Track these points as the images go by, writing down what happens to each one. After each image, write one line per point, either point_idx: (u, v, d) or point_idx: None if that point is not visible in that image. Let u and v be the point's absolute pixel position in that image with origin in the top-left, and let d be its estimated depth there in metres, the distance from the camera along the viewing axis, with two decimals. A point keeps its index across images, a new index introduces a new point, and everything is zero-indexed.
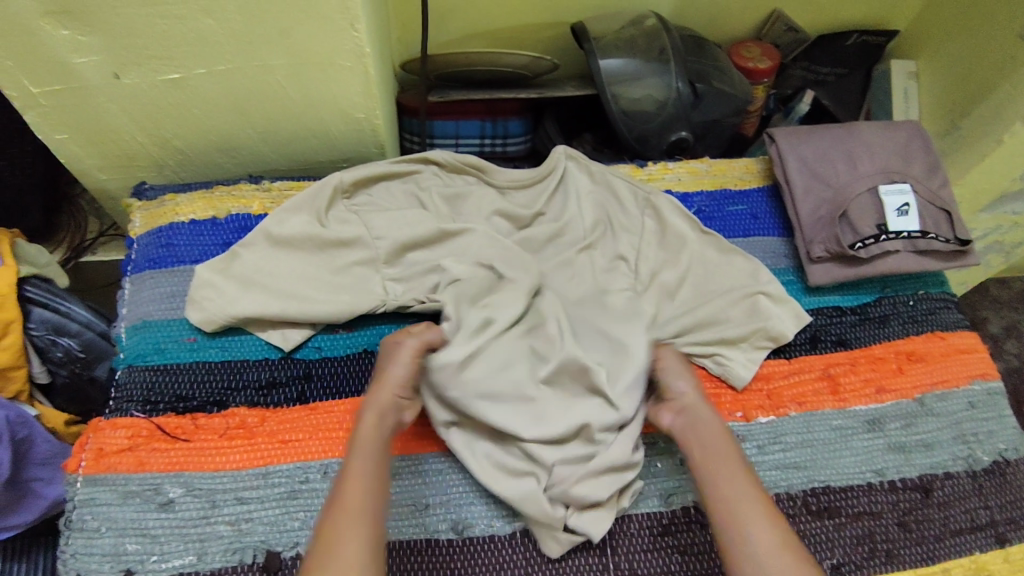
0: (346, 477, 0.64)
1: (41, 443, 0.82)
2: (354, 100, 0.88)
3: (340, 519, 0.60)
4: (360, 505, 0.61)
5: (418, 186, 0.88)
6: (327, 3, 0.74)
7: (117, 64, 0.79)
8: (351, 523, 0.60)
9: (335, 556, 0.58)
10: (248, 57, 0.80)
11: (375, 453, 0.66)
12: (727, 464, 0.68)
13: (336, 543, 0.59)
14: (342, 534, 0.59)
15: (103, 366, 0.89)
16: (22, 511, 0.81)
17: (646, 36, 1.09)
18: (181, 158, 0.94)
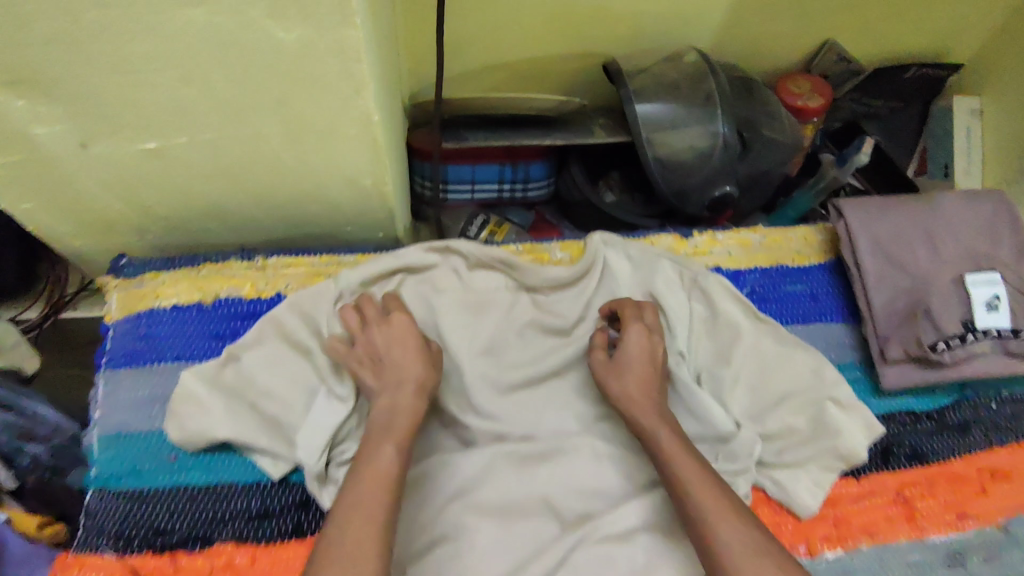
0: (371, 471, 0.57)
1: (13, 544, 0.68)
2: (361, 168, 0.76)
3: (355, 513, 0.53)
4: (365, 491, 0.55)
5: (435, 286, 0.77)
6: (329, 71, 0.62)
7: (85, 134, 0.67)
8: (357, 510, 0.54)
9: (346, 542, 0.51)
10: (237, 125, 0.68)
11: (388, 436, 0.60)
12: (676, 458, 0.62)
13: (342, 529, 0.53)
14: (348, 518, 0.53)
15: (77, 474, 0.79)
16: None
17: (690, 80, 0.95)
18: (167, 226, 0.82)
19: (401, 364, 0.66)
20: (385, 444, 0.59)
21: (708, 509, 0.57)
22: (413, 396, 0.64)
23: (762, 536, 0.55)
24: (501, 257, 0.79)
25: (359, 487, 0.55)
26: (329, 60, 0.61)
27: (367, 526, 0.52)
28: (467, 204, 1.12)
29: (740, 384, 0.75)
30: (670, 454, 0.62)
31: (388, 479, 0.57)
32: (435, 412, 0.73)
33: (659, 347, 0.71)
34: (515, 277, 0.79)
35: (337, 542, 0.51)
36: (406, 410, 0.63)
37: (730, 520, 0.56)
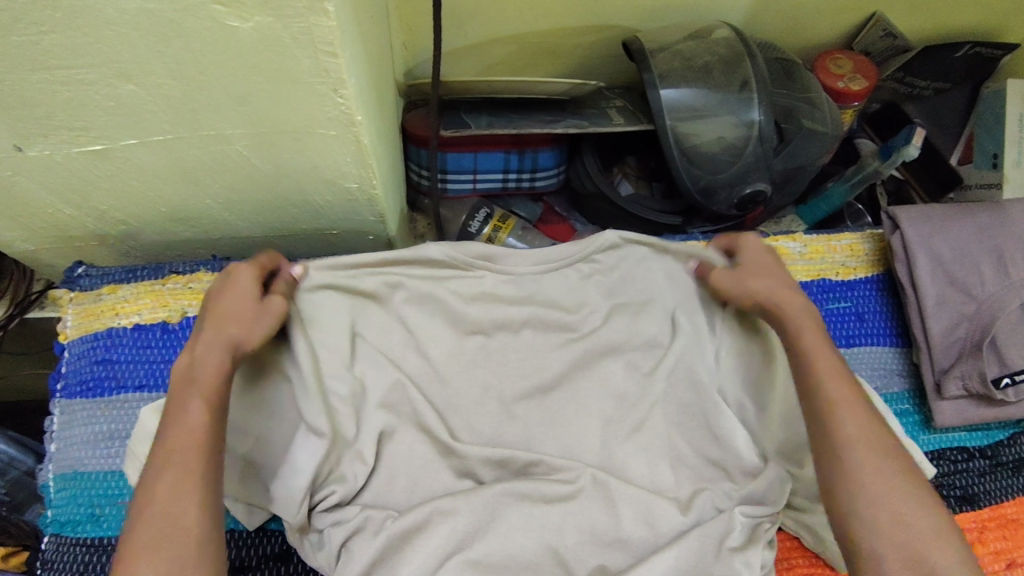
0: (184, 426, 0.51)
1: None
2: (344, 170, 0.67)
3: (171, 474, 0.49)
4: (175, 460, 0.49)
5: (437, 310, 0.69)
6: (300, 67, 0.53)
7: (17, 136, 0.59)
8: (171, 482, 0.49)
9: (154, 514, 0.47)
10: (193, 126, 0.59)
11: (208, 388, 0.54)
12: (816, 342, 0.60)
13: (152, 502, 0.48)
14: (159, 494, 0.48)
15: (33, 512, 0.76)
16: None
17: (724, 64, 0.83)
18: (125, 229, 0.75)
19: (222, 314, 0.57)
20: (191, 397, 0.53)
21: (845, 413, 0.55)
22: (220, 347, 0.56)
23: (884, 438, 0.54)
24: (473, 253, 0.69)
25: (175, 443, 0.50)
26: (298, 54, 0.51)
27: (182, 486, 0.48)
28: (468, 196, 1.01)
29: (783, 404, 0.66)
30: (802, 344, 0.60)
31: (201, 434, 0.51)
32: (427, 443, 0.65)
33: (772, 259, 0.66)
34: (505, 276, 0.70)
35: (154, 509, 0.48)
36: (210, 361, 0.55)
37: (858, 420, 0.55)
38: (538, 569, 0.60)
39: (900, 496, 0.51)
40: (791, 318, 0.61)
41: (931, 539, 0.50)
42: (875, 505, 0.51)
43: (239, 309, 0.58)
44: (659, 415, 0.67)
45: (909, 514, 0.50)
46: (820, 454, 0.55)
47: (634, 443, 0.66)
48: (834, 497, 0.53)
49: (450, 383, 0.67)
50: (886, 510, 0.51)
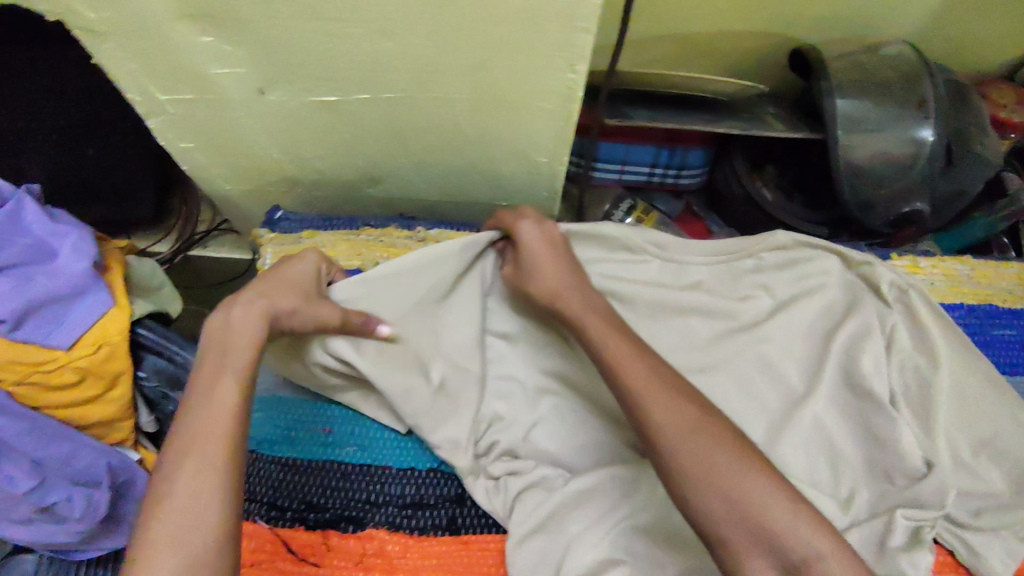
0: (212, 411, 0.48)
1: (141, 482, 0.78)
2: (541, 144, 0.71)
3: (192, 466, 0.45)
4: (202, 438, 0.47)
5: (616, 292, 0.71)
6: (549, 40, 0.56)
7: (264, 79, 0.64)
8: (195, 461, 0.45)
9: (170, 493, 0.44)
10: (425, 88, 0.63)
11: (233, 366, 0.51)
12: (624, 343, 0.57)
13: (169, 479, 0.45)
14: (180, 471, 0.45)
15: None
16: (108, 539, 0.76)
17: (903, 81, 0.84)
18: (319, 178, 0.82)
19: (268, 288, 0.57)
20: (218, 382, 0.50)
21: (654, 387, 0.52)
22: (252, 322, 0.54)
23: (703, 404, 0.51)
24: (650, 239, 0.72)
25: (195, 431, 0.47)
26: (553, 28, 0.55)
27: (203, 473, 0.45)
28: (612, 184, 1.04)
29: (946, 407, 0.69)
30: (598, 341, 0.57)
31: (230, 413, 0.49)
32: (597, 414, 0.67)
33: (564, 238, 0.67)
34: (674, 263, 0.72)
35: (175, 502, 0.44)
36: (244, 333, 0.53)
37: (669, 400, 0.51)
38: None
39: (706, 454, 0.48)
40: (568, 305, 0.61)
41: (806, 541, 0.44)
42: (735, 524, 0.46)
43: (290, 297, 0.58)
44: (820, 413, 0.68)
45: (747, 487, 0.46)
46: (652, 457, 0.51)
47: (795, 438, 0.67)
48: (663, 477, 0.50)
49: None
50: (703, 486, 0.47)
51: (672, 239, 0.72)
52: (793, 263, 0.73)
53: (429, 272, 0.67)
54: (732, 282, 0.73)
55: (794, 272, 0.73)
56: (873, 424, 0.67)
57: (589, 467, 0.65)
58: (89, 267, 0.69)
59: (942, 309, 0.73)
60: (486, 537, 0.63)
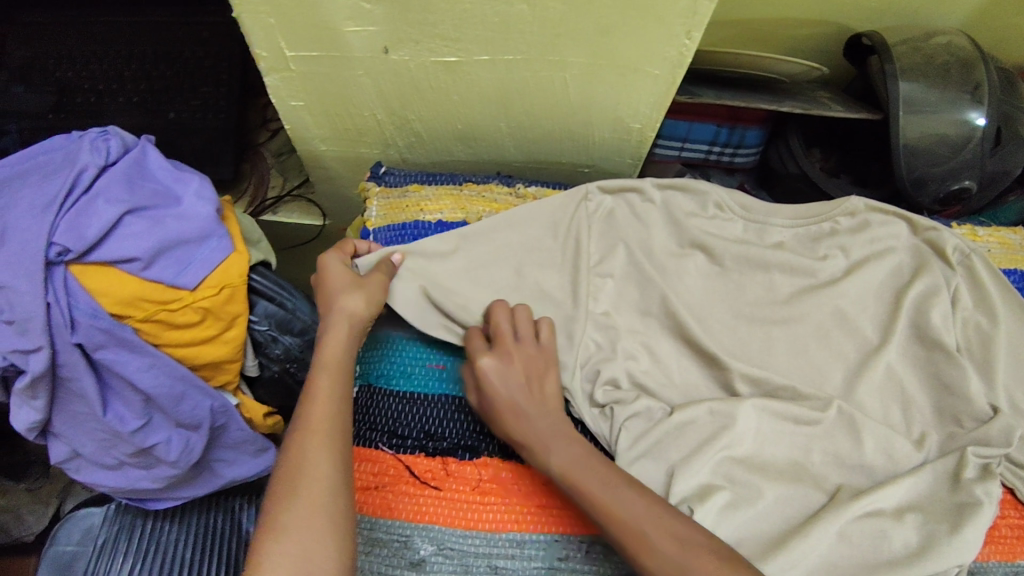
0: (316, 402, 0.58)
1: (233, 430, 0.84)
2: (638, 110, 0.77)
3: (309, 440, 0.55)
4: (320, 426, 0.56)
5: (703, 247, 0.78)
6: (676, 8, 0.63)
7: (393, 39, 0.70)
8: (315, 443, 0.55)
9: (298, 471, 0.53)
10: (545, 51, 0.69)
11: (336, 371, 0.61)
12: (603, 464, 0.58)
13: (298, 460, 0.54)
14: (306, 452, 0.54)
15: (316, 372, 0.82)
16: (194, 486, 0.88)
17: (960, 65, 0.91)
18: (414, 141, 0.86)
19: (337, 293, 0.66)
20: (319, 376, 0.60)
21: (640, 524, 0.53)
22: (342, 326, 0.64)
23: (685, 536, 0.52)
24: (738, 200, 0.80)
25: (311, 416, 0.57)
26: None
27: (319, 451, 0.55)
28: (673, 161, 1.10)
29: (1004, 357, 0.76)
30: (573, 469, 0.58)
31: (334, 405, 0.58)
32: (689, 356, 0.73)
33: (549, 369, 0.67)
34: (755, 224, 0.80)
35: (296, 470, 0.53)
36: (333, 340, 0.63)
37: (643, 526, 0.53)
38: (791, 475, 0.67)
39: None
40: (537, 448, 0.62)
41: None
42: None
43: (356, 303, 0.66)
44: (890, 360, 0.74)
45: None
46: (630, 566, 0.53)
47: (869, 383, 0.73)
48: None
49: (707, 305, 0.76)
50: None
51: (757, 201, 0.81)
52: (862, 225, 0.80)
53: (515, 225, 0.77)
54: (805, 241, 0.80)
55: (865, 231, 0.80)
56: (941, 371, 0.73)
57: (687, 402, 0.70)
58: (213, 212, 0.74)
59: (999, 270, 0.80)
60: None
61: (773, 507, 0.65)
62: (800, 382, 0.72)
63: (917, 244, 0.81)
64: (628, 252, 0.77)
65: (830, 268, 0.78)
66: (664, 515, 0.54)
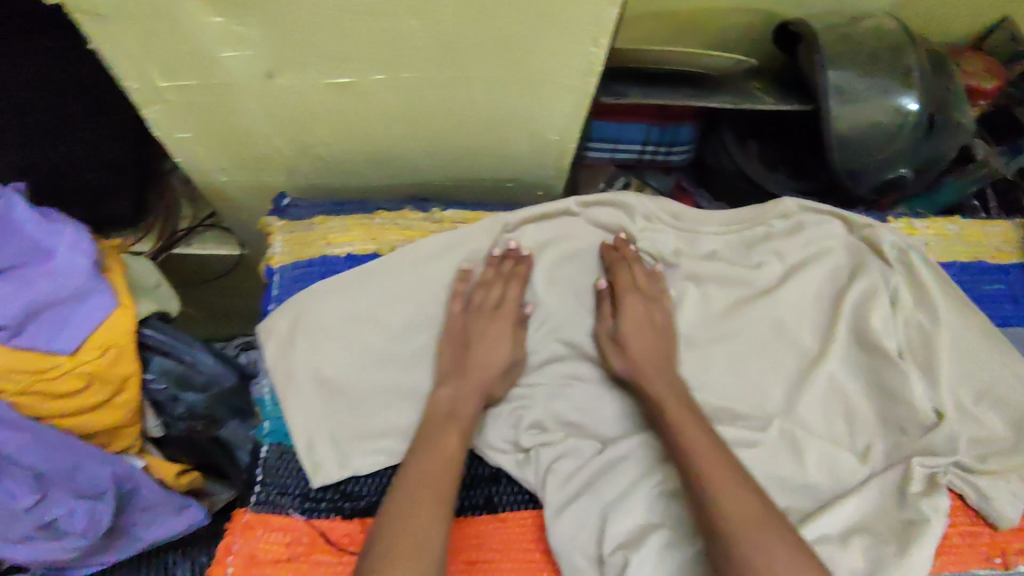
0: (430, 452, 0.60)
1: (146, 491, 0.73)
2: (554, 122, 0.72)
3: (418, 493, 0.57)
4: (434, 481, 0.58)
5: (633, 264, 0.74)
6: (579, 15, 0.57)
7: (275, 62, 0.63)
8: (431, 498, 0.57)
9: (407, 526, 0.55)
10: (444, 67, 0.63)
11: (461, 425, 0.63)
12: (698, 427, 0.61)
13: (411, 512, 0.56)
14: (419, 505, 0.56)
15: (229, 426, 0.77)
16: (112, 552, 0.73)
17: (889, 50, 0.88)
18: (320, 165, 0.79)
19: (483, 351, 0.67)
20: (450, 429, 0.62)
21: (724, 477, 0.56)
22: (474, 399, 0.65)
23: (763, 508, 0.54)
24: (668, 209, 0.76)
25: (426, 466, 0.59)
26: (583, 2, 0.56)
27: (432, 511, 0.56)
28: (605, 164, 1.05)
29: (948, 353, 0.73)
30: (672, 420, 0.61)
31: (453, 465, 0.60)
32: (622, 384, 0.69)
33: (659, 311, 0.71)
34: (688, 234, 0.76)
35: (406, 517, 0.55)
36: (471, 399, 0.65)
37: (731, 490, 0.55)
38: None
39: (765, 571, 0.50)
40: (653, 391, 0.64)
41: None
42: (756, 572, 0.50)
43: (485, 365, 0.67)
44: (831, 372, 0.71)
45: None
46: (703, 527, 0.55)
47: (810, 397, 0.70)
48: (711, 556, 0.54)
49: None
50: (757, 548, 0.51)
51: (690, 209, 0.77)
52: (798, 227, 0.76)
53: (426, 255, 0.70)
54: (739, 249, 0.76)
55: (802, 233, 0.76)
56: (883, 377, 0.71)
57: (620, 436, 0.66)
58: (91, 264, 0.66)
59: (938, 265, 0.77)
60: (522, 513, 0.63)
61: None
62: (740, 399, 0.69)
63: (859, 243, 0.77)
64: (552, 276, 0.73)
65: (766, 277, 0.75)
66: (751, 485, 0.56)
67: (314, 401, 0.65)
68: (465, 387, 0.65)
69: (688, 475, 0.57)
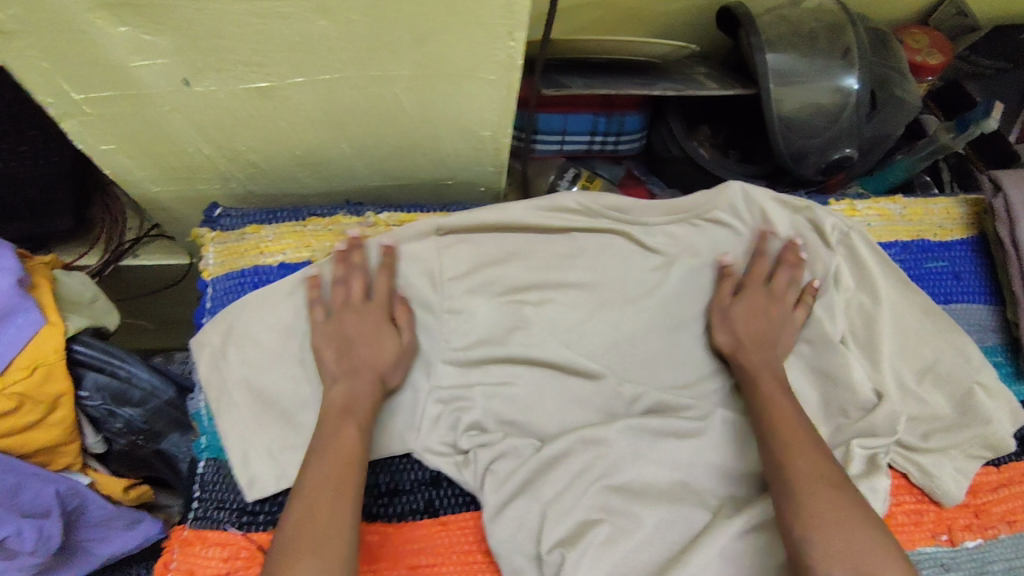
0: (331, 446, 0.58)
1: (95, 508, 0.73)
2: (484, 118, 0.71)
3: (320, 490, 0.55)
4: (331, 474, 0.56)
5: None
6: (490, 9, 0.56)
7: (191, 70, 0.61)
8: (330, 491, 0.55)
9: (312, 525, 0.52)
10: (364, 68, 0.62)
11: (358, 415, 0.60)
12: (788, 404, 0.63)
13: (312, 510, 0.53)
14: (320, 501, 0.54)
15: (168, 440, 0.77)
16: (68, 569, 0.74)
17: (827, 31, 0.88)
18: (253, 171, 0.78)
19: (368, 339, 0.64)
20: (347, 421, 0.60)
21: (811, 447, 0.59)
22: (369, 385, 0.62)
23: (835, 473, 0.57)
24: (609, 203, 0.72)
25: (321, 461, 0.56)
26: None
27: (336, 505, 0.54)
28: (555, 156, 1.04)
29: (889, 333, 0.73)
30: (770, 395, 0.64)
31: (352, 455, 0.58)
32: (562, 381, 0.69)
33: (779, 305, 0.71)
34: (636, 228, 0.73)
35: (305, 517, 0.53)
36: (366, 390, 0.62)
37: (807, 453, 0.58)
38: (674, 497, 0.63)
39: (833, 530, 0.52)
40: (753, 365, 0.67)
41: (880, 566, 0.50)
42: (816, 525, 0.53)
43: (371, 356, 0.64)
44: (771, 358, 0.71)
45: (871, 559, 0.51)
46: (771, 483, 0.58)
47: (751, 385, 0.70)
48: (778, 506, 0.56)
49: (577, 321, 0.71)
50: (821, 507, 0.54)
51: (633, 202, 0.73)
52: (741, 215, 0.74)
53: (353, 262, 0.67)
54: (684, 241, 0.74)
55: (749, 223, 0.74)
56: (823, 361, 0.71)
57: (560, 433, 0.65)
58: (15, 284, 0.65)
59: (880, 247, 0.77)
60: (463, 515, 0.64)
61: (656, 534, 0.61)
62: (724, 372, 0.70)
63: (801, 224, 0.75)
64: None
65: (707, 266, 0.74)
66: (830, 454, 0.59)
67: (247, 411, 0.65)
68: (364, 377, 0.62)
69: (774, 440, 0.60)
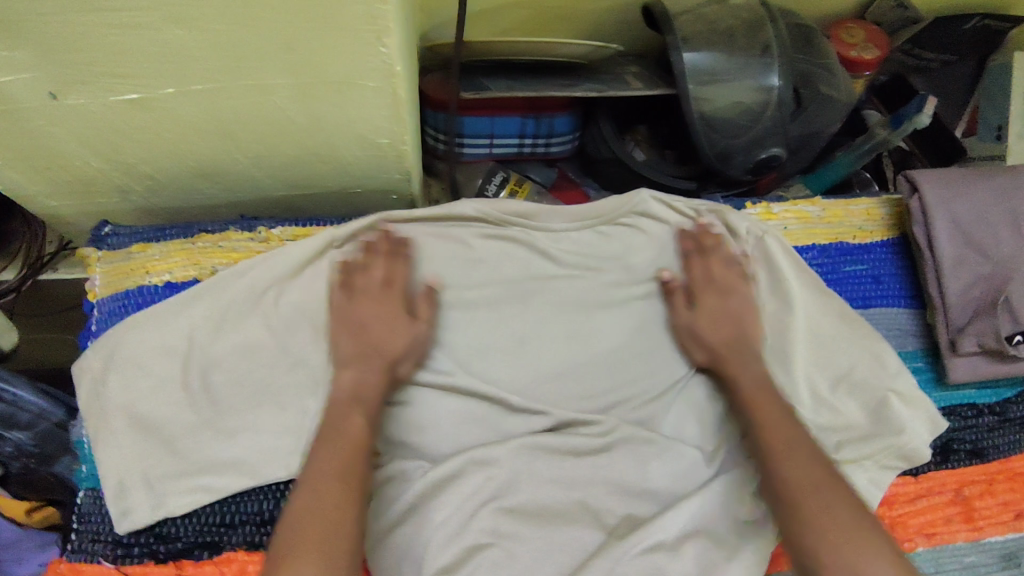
0: (334, 441, 0.57)
1: None
2: (377, 125, 0.68)
3: (321, 482, 0.54)
4: (338, 469, 0.55)
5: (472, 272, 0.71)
6: (352, 14, 0.54)
7: (58, 83, 0.59)
8: (333, 487, 0.54)
9: (312, 516, 0.52)
10: (238, 78, 0.60)
11: (362, 405, 0.60)
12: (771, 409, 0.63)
13: (312, 501, 0.53)
14: (321, 494, 0.53)
15: (62, 462, 0.75)
16: None
17: (747, 27, 0.85)
18: (152, 184, 0.76)
19: (386, 327, 0.62)
20: (352, 412, 0.59)
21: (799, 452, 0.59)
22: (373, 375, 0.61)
23: (833, 477, 0.57)
24: (513, 210, 0.70)
25: (324, 456, 0.56)
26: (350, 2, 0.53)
27: (337, 498, 0.53)
28: (483, 159, 1.01)
29: (803, 342, 0.71)
30: (754, 402, 0.64)
31: (355, 447, 0.57)
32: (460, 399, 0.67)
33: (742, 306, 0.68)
34: (540, 234, 0.71)
35: (308, 508, 0.52)
36: (372, 378, 0.61)
37: (793, 461, 0.58)
38: (568, 517, 0.62)
39: (827, 522, 0.54)
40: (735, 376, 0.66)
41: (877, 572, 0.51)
42: (824, 538, 0.53)
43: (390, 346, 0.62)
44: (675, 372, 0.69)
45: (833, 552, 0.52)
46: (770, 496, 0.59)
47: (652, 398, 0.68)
48: (785, 527, 0.56)
49: None
50: (820, 519, 0.54)
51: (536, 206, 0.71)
52: (648, 221, 0.72)
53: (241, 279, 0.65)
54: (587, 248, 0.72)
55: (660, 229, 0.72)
56: None
57: (452, 454, 0.64)
58: None
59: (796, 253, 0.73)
60: None
61: (544, 557, 0.59)
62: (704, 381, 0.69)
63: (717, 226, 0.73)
64: None
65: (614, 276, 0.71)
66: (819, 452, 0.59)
67: (129, 438, 0.62)
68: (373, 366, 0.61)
69: (765, 456, 0.60)
